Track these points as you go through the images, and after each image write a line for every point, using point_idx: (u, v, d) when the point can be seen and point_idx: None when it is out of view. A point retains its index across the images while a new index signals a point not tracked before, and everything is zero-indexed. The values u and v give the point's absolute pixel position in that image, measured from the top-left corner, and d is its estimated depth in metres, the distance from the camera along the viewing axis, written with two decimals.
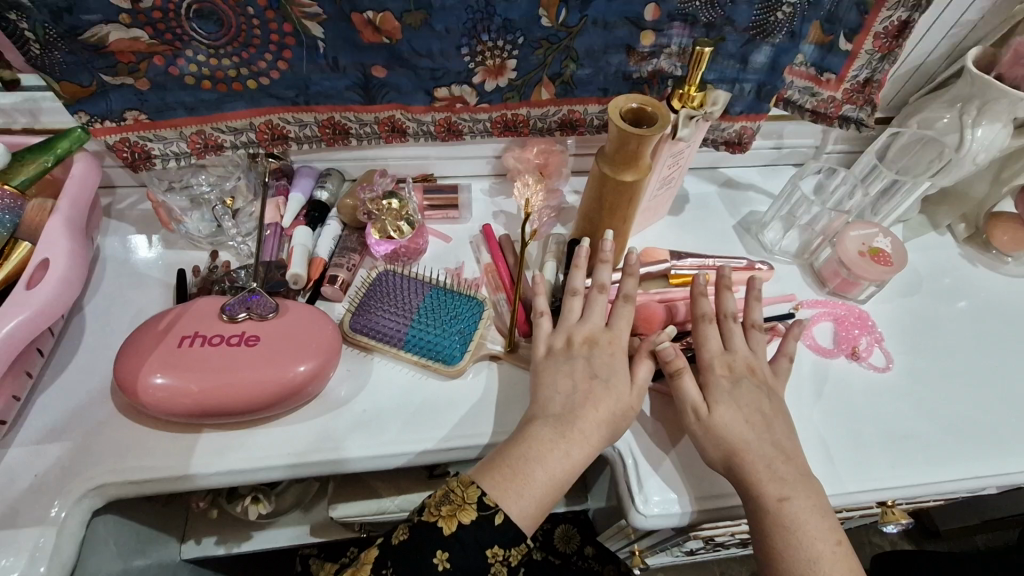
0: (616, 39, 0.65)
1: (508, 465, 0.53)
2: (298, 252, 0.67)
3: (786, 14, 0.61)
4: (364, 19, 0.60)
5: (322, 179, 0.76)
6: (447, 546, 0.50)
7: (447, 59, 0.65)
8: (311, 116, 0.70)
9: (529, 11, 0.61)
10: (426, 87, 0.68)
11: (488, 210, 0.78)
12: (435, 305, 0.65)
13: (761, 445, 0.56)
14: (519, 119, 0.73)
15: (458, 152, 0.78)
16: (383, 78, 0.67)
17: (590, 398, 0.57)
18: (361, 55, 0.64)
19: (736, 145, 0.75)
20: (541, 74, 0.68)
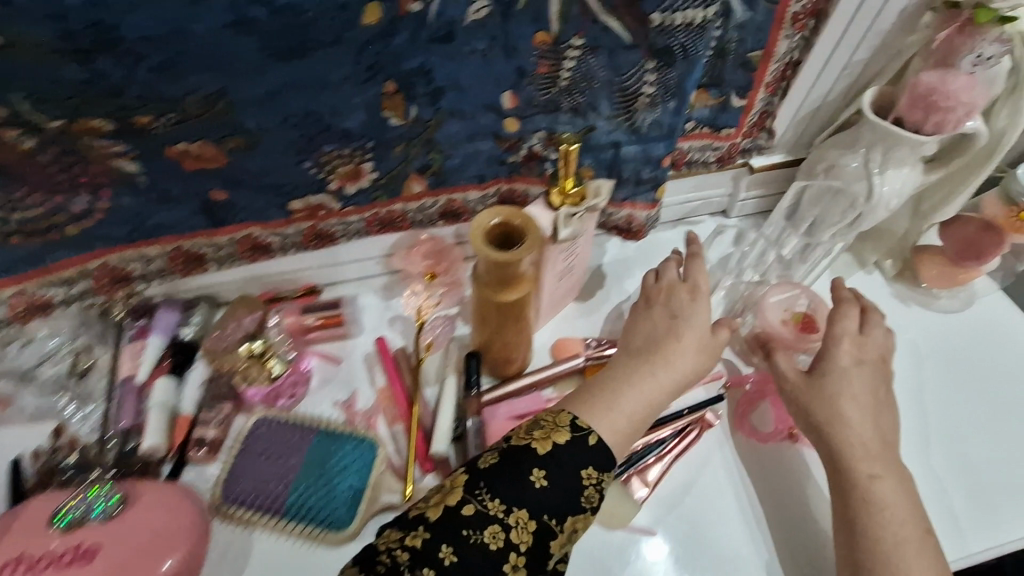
0: (481, 127, 0.58)
1: (594, 394, 0.52)
2: (154, 420, 0.58)
3: (647, 103, 0.56)
4: (181, 149, 0.51)
5: (189, 311, 0.66)
6: (545, 464, 0.46)
7: (289, 176, 0.57)
8: (155, 249, 0.61)
9: (371, 117, 0.54)
10: (279, 202, 0.59)
11: (380, 317, 0.69)
12: (320, 457, 0.56)
13: (857, 417, 0.55)
14: (395, 215, 0.65)
15: (337, 258, 0.68)
16: (226, 201, 0.58)
17: (671, 333, 0.56)
18: (194, 183, 0.55)
19: (627, 231, 0.70)
20: (406, 169, 0.60)
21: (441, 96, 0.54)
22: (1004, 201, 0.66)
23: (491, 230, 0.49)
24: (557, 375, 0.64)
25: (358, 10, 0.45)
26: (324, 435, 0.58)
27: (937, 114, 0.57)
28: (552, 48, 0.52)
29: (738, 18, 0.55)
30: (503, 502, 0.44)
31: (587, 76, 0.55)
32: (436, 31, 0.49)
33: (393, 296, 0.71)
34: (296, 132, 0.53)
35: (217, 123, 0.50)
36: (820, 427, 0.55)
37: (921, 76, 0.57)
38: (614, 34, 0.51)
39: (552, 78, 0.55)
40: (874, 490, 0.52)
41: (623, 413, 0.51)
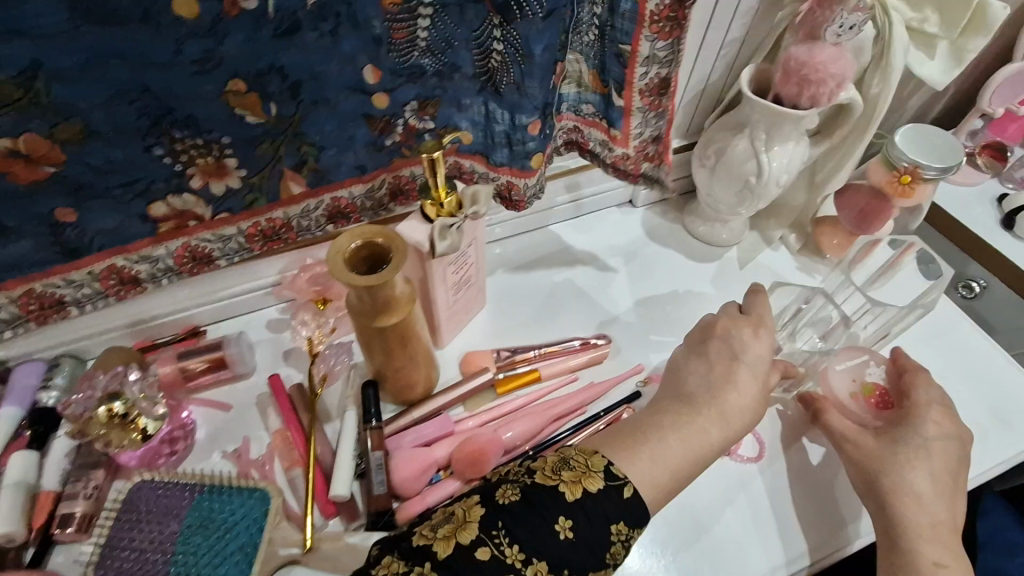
0: (348, 113, 0.55)
1: (645, 448, 0.49)
2: (6, 502, 0.50)
3: (500, 62, 0.52)
4: (5, 151, 0.46)
5: (49, 375, 0.59)
6: (572, 513, 0.42)
7: (141, 168, 0.52)
8: (2, 297, 0.54)
9: (222, 113, 0.50)
10: (137, 210, 0.55)
11: (275, 353, 0.65)
12: (203, 517, 0.51)
13: (925, 488, 0.52)
14: (277, 224, 0.61)
15: (220, 285, 0.64)
16: (76, 223, 0.53)
17: (728, 379, 0.53)
18: (33, 201, 0.50)
19: (510, 201, 0.63)
20: (278, 169, 0.57)
21: (301, 89, 0.51)
22: (887, 166, 0.65)
23: (351, 255, 0.46)
24: (466, 393, 0.61)
25: (164, 4, 0.41)
26: (210, 492, 0.52)
27: (810, 88, 0.56)
28: (403, 8, 0.48)
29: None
30: (522, 551, 0.40)
31: (445, 36, 0.51)
32: (280, 25, 0.45)
33: (286, 327, 0.67)
34: (137, 109, 0.47)
35: (39, 112, 0.45)
36: (887, 491, 0.52)
37: (791, 49, 0.56)
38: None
39: (408, 41, 0.50)
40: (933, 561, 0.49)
41: (671, 476, 0.48)
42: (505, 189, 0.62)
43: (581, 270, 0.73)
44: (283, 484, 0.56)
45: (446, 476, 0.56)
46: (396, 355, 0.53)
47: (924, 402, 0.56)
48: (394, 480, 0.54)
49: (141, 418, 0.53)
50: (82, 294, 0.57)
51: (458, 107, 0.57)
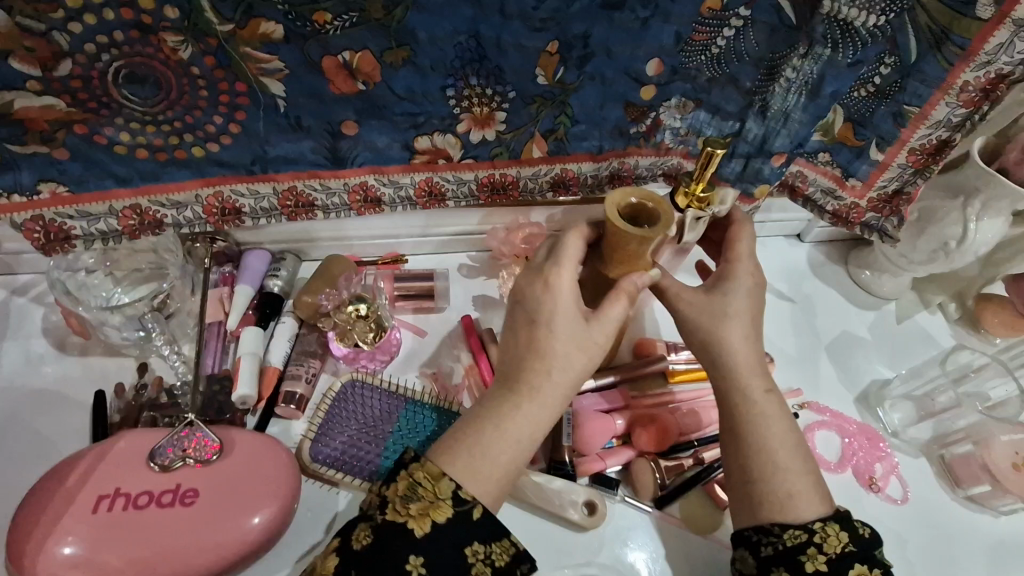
0: (614, 95, 0.57)
1: (459, 445, 0.44)
2: (246, 366, 0.56)
3: (783, 88, 0.57)
4: (339, 62, 0.50)
5: (276, 264, 0.65)
6: (422, 550, 0.40)
7: (429, 103, 0.55)
8: (269, 185, 0.58)
9: (523, 68, 0.53)
10: (405, 138, 0.58)
11: (465, 296, 0.69)
12: (413, 427, 0.57)
13: (742, 341, 0.51)
14: (508, 180, 0.63)
15: (436, 222, 0.67)
16: (354, 135, 0.57)
17: (532, 345, 0.47)
18: (330, 109, 0.54)
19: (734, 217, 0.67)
20: (532, 130, 0.59)
21: (590, 61, 0.54)
22: None
23: (624, 205, 0.50)
24: (644, 374, 0.64)
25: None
26: (415, 405, 0.59)
27: None
28: (717, 14, 0.52)
29: (910, 61, 0.54)
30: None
31: (739, 49, 0.55)
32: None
33: (477, 275, 0.71)
34: (456, 51, 0.51)
35: (381, 33, 0.48)
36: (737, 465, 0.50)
37: None
38: (779, 12, 0.52)
39: (705, 44, 0.54)
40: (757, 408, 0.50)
41: (488, 453, 0.44)
42: None
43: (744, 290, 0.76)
44: None
45: (618, 444, 0.61)
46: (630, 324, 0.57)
47: (744, 255, 0.54)
48: (579, 434, 0.59)
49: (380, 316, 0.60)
50: (332, 202, 0.61)
51: (712, 114, 0.60)
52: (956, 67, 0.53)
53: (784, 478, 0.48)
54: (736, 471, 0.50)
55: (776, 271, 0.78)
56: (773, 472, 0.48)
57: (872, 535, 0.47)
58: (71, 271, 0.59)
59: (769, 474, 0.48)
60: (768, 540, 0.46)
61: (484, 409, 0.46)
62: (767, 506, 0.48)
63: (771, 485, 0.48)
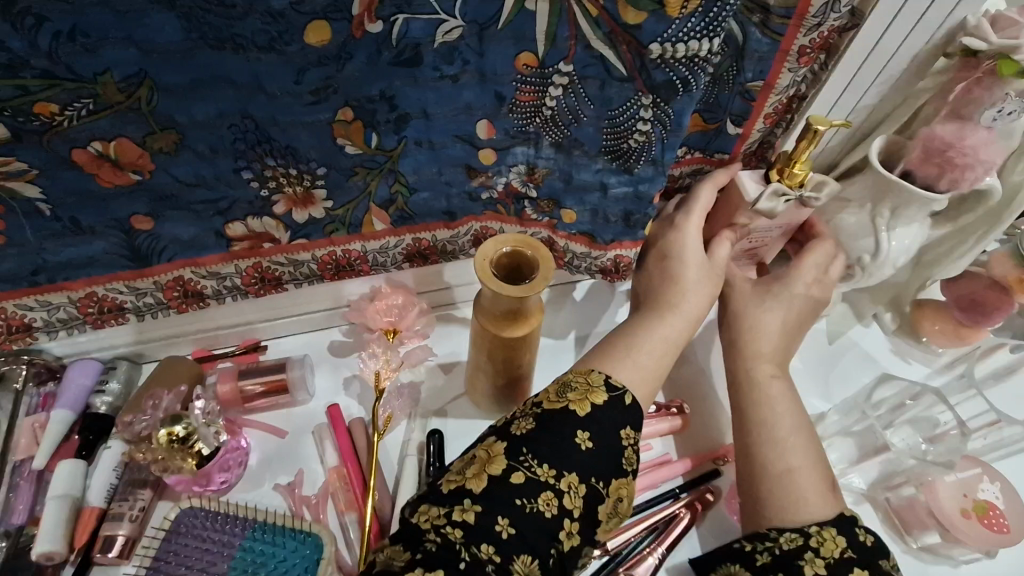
0: (450, 160, 0.50)
1: (620, 346, 0.47)
2: (53, 514, 0.48)
3: (641, 142, 0.48)
4: (93, 154, 0.42)
5: (104, 377, 0.56)
6: (587, 426, 0.41)
7: (227, 186, 0.47)
8: (61, 296, 0.51)
9: (321, 142, 0.46)
10: (214, 226, 0.50)
11: (334, 381, 0.61)
12: (254, 562, 0.48)
13: (771, 332, 0.54)
14: (354, 255, 0.56)
15: (285, 306, 0.60)
16: (151, 230, 0.49)
17: (668, 277, 0.52)
18: (110, 206, 0.46)
19: (614, 274, 0.60)
20: (366, 202, 0.52)
21: (407, 123, 0.46)
22: (1014, 261, 0.62)
23: (498, 260, 0.44)
24: None
25: (297, 29, 0.38)
26: (263, 529, 0.50)
27: (952, 172, 0.52)
28: (538, 72, 0.45)
29: (739, 44, 0.49)
30: (553, 468, 0.39)
31: (572, 109, 0.47)
32: (401, 53, 0.41)
33: (350, 353, 0.63)
34: (232, 134, 0.43)
35: (136, 120, 0.40)
36: (749, 422, 0.50)
37: (936, 127, 0.52)
38: (603, 64, 0.44)
39: (535, 104, 0.47)
40: (772, 387, 0.52)
41: (635, 350, 0.47)
42: (609, 266, 0.60)
43: None
44: (335, 528, 0.53)
45: None
46: (517, 370, 0.53)
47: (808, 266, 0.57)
48: None
49: (201, 442, 0.49)
50: (144, 303, 0.54)
51: (567, 183, 0.53)
52: (791, 29, 0.49)
53: (784, 452, 0.48)
54: (739, 438, 0.50)
55: None
56: (773, 445, 0.48)
57: (875, 544, 0.44)
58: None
59: (769, 447, 0.48)
60: (764, 546, 0.44)
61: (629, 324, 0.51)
62: (766, 480, 0.47)
63: (769, 457, 0.48)
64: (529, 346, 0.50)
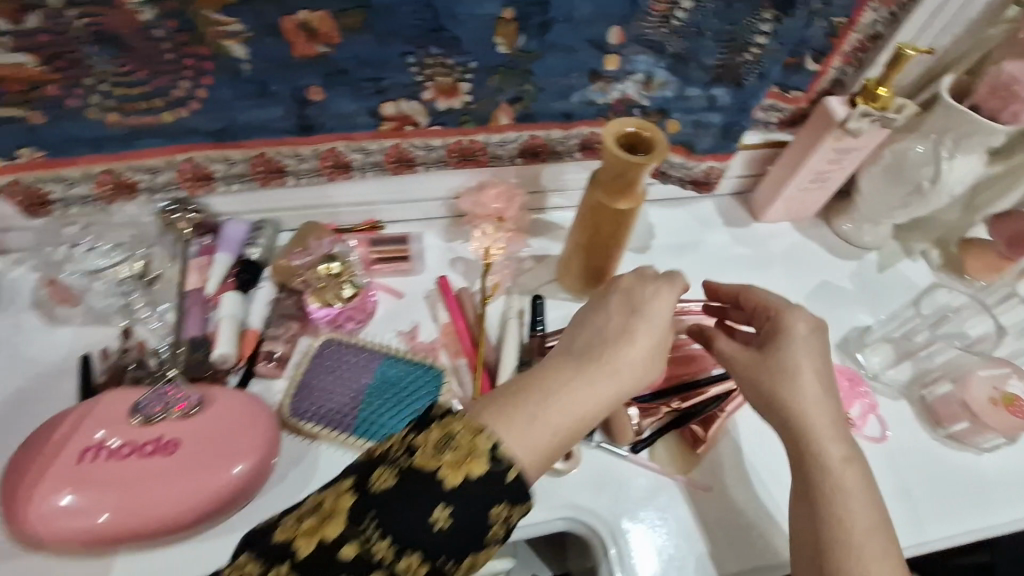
0: (578, 65, 0.58)
1: (544, 411, 0.44)
2: (226, 328, 0.58)
3: (754, 55, 0.58)
4: (297, 23, 0.51)
5: (254, 233, 0.66)
6: (450, 501, 0.39)
7: (389, 69, 0.56)
8: (240, 152, 0.61)
9: (482, 35, 0.54)
10: (371, 105, 0.59)
11: (443, 258, 0.70)
12: (390, 381, 0.58)
13: (812, 395, 0.51)
14: (476, 146, 0.65)
15: (408, 191, 0.69)
16: (321, 101, 0.58)
17: (625, 331, 0.50)
18: (293, 74, 0.55)
19: (704, 183, 0.74)
20: (498, 100, 0.60)
21: (550, 28, 0.54)
22: None
23: (624, 137, 0.53)
24: None
25: None
26: (392, 360, 0.60)
27: (1016, 104, 0.59)
28: None
29: None
30: (393, 543, 0.38)
31: (699, 24, 0.56)
32: None
33: (455, 239, 0.72)
34: (417, 17, 0.52)
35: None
36: (829, 516, 0.48)
37: (1004, 66, 0.58)
38: None
39: (665, 16, 0.55)
40: (838, 478, 0.49)
41: (558, 412, 0.44)
42: (700, 175, 0.72)
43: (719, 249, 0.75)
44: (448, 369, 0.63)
45: None
46: (609, 250, 0.61)
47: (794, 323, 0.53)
48: None
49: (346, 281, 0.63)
50: (303, 167, 0.63)
51: (676, 97, 0.63)
52: None
53: (864, 553, 0.46)
54: (809, 531, 0.49)
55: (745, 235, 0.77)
56: (848, 549, 0.46)
57: None
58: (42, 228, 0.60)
59: (847, 544, 0.47)
60: None
61: (554, 374, 0.47)
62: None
63: (848, 556, 0.46)
64: (624, 225, 0.59)
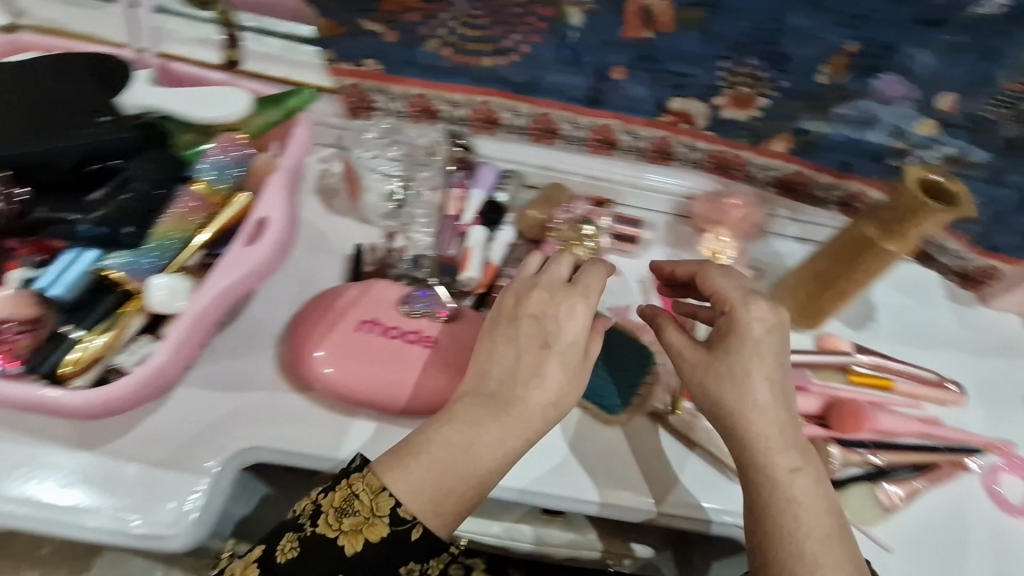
0: (889, 113, 0.60)
1: (432, 458, 0.47)
2: (475, 256, 0.65)
3: None
4: (641, 7, 0.55)
5: (503, 180, 0.71)
6: (354, 565, 0.45)
7: (698, 68, 0.60)
8: (530, 108, 0.68)
9: (812, 60, 0.57)
10: (660, 96, 0.64)
11: (661, 253, 0.73)
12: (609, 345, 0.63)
13: (762, 413, 0.48)
14: (738, 162, 0.70)
15: (648, 180, 0.72)
16: (618, 81, 0.63)
17: (533, 372, 0.50)
18: (608, 50, 0.60)
19: (974, 281, 0.73)
20: (788, 128, 0.64)
21: (877, 72, 0.56)
22: None
23: (921, 185, 0.54)
24: (822, 364, 0.65)
25: None
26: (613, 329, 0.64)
27: None
28: None
29: None
30: None
31: None
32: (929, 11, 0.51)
33: (674, 237, 0.74)
34: (754, 30, 0.55)
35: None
36: (758, 549, 0.45)
37: None
38: None
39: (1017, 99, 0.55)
40: (791, 489, 0.46)
41: (469, 460, 0.47)
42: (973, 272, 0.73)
43: (939, 323, 0.72)
44: None
45: None
46: (847, 287, 0.63)
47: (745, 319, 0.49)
48: None
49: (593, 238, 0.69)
50: (576, 134, 0.70)
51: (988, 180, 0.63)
52: None
53: None
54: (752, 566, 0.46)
55: (973, 320, 0.72)
56: None
57: None
58: (347, 129, 0.70)
59: None
60: None
61: (465, 412, 0.49)
62: None
63: None
64: (875, 264, 0.60)
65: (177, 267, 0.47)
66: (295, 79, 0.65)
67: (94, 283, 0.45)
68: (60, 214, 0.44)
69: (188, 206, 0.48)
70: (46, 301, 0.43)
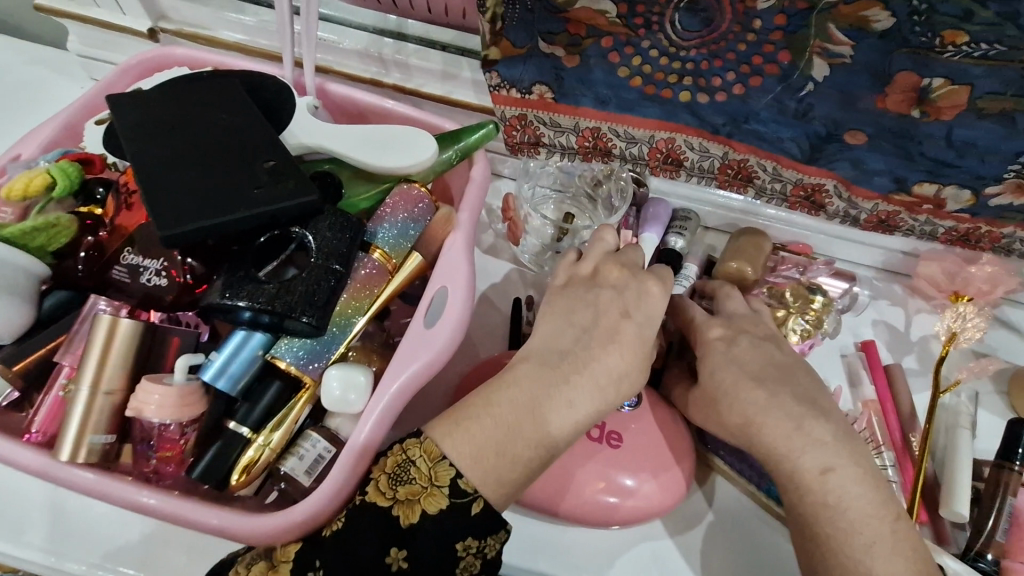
0: None
1: (487, 423, 0.36)
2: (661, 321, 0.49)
3: None
4: (919, 83, 0.40)
5: (680, 223, 0.55)
6: (405, 542, 0.33)
7: (976, 161, 0.44)
8: (723, 148, 0.51)
9: None
10: (907, 175, 0.47)
11: (866, 317, 0.60)
12: None
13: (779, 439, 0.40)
14: (990, 235, 0.52)
15: (862, 237, 0.57)
16: (851, 146, 0.46)
17: (611, 336, 0.40)
18: (851, 118, 0.44)
19: None
20: None
21: None
22: None
23: None
24: None
25: None
26: None
27: None
28: None
29: None
30: None
31: None
32: None
33: (880, 296, 0.61)
34: None
35: (1003, 79, 0.39)
36: None
37: None
38: None
39: None
40: (824, 493, 0.39)
41: (531, 431, 0.36)
42: None
43: None
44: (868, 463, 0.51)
45: None
46: None
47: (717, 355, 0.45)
48: (1015, 535, 0.47)
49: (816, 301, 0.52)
50: (774, 188, 0.52)
51: None
52: None
53: None
54: None
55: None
56: None
57: None
58: (504, 155, 0.59)
59: None
60: None
61: (522, 376, 0.38)
62: None
63: None
64: None
65: (349, 348, 0.41)
66: (450, 100, 0.55)
67: (264, 368, 0.38)
68: (230, 298, 0.36)
69: (364, 280, 0.41)
70: (213, 391, 0.38)
